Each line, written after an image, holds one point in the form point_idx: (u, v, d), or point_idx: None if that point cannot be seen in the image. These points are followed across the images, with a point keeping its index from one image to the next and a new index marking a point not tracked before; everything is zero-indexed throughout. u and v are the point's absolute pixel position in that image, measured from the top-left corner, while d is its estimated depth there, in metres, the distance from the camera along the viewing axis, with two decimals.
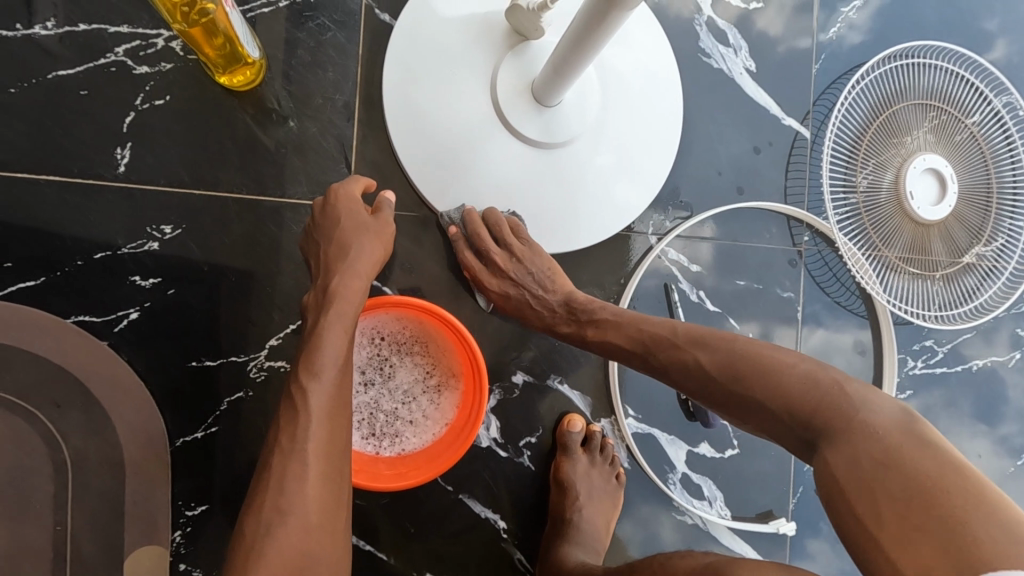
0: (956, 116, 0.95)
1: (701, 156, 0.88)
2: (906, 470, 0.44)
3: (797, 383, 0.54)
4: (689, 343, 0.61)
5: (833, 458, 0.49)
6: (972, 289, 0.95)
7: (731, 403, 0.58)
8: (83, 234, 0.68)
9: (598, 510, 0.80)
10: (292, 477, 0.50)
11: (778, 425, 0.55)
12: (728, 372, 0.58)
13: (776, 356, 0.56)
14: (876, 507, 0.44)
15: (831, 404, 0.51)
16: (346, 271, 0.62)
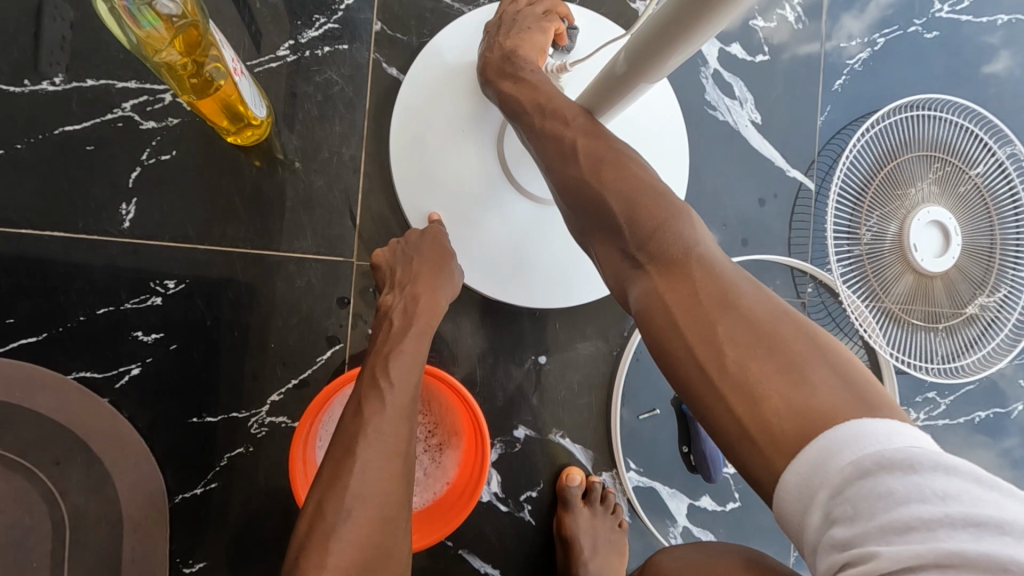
0: (959, 167, 0.95)
1: (706, 208, 0.88)
2: (742, 304, 0.44)
3: (644, 197, 0.51)
4: (567, 150, 0.56)
5: (665, 288, 0.47)
6: (973, 340, 0.95)
7: (580, 213, 0.55)
8: (86, 290, 0.68)
9: (605, 562, 0.79)
10: (366, 460, 0.50)
11: (616, 240, 0.52)
12: (585, 190, 0.54)
13: (634, 168, 0.53)
14: (715, 338, 0.43)
15: (673, 228, 0.49)
16: (427, 297, 0.64)
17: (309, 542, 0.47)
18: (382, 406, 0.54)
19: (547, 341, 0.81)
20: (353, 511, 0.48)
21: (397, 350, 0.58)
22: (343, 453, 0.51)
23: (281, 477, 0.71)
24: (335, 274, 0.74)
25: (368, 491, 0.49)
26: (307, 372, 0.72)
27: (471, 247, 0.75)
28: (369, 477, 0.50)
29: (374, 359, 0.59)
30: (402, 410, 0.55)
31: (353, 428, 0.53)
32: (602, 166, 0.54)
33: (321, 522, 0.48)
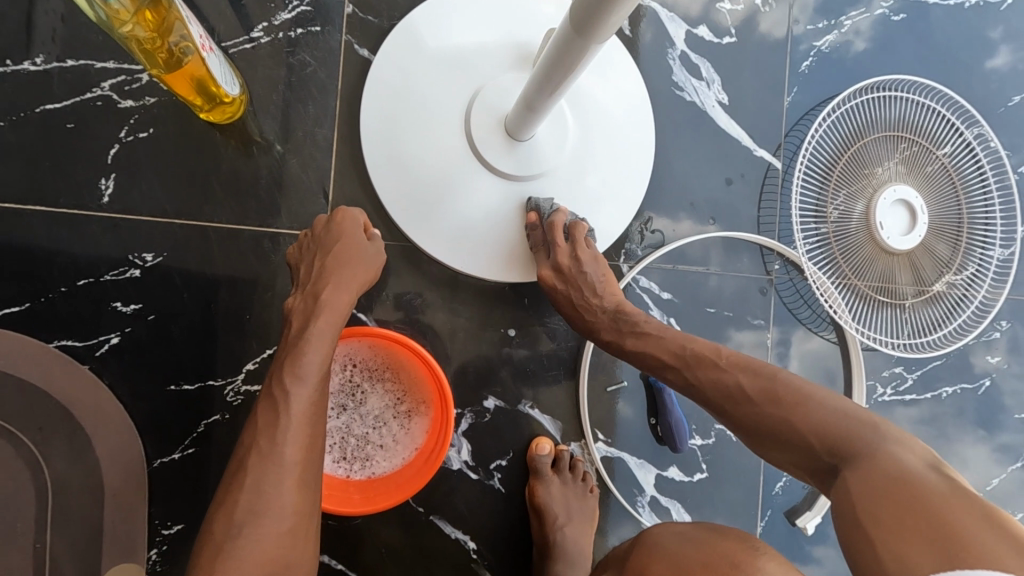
0: (927, 147, 0.97)
1: (673, 187, 0.90)
2: (915, 499, 0.45)
3: (830, 414, 0.53)
4: (736, 363, 0.60)
5: (857, 491, 0.48)
6: (942, 316, 0.97)
7: (754, 424, 0.57)
8: (67, 262, 0.71)
9: (578, 528, 0.82)
10: (270, 478, 0.52)
11: (801, 452, 0.54)
12: (766, 400, 0.56)
13: (811, 386, 0.56)
14: (882, 535, 0.45)
15: (865, 436, 0.51)
16: (334, 293, 0.63)
17: (207, 566, 0.50)
18: (282, 423, 0.54)
19: (517, 316, 0.83)
20: (248, 537, 0.50)
21: (301, 354, 0.58)
22: (236, 471, 0.53)
23: None
24: None
25: (262, 516, 0.51)
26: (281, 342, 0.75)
27: (440, 222, 0.78)
28: (266, 501, 0.51)
29: (279, 362, 0.59)
30: (303, 424, 0.55)
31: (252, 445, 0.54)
32: (780, 387, 0.56)
33: (213, 547, 0.50)
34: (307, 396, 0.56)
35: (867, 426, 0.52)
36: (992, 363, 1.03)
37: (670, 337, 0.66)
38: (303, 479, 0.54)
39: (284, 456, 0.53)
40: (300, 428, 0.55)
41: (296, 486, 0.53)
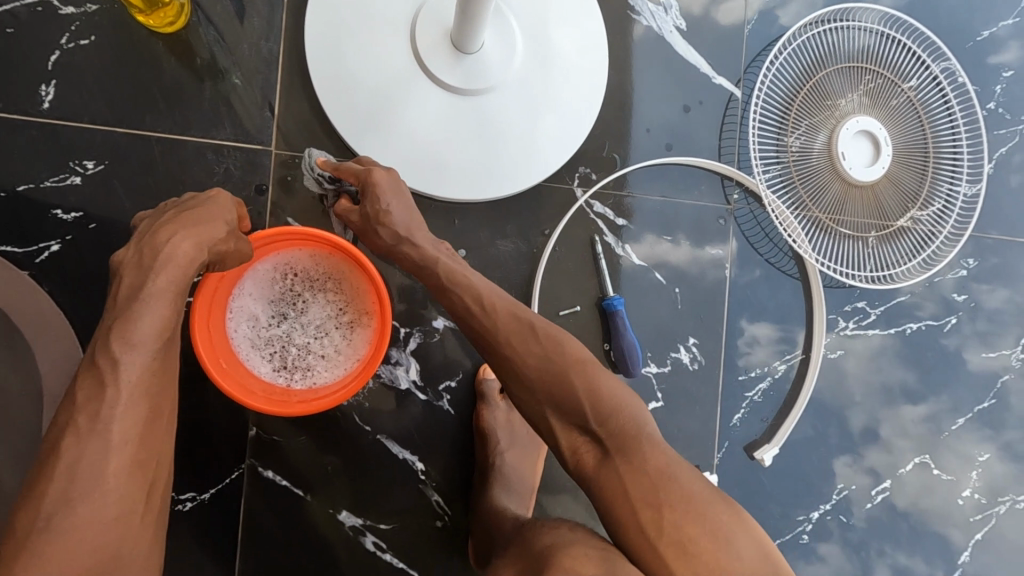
0: (891, 80, 0.96)
1: (629, 112, 0.89)
2: (685, 494, 0.53)
3: (614, 386, 0.57)
4: (536, 349, 0.57)
5: (633, 475, 0.54)
6: (908, 250, 0.95)
7: (541, 391, 0.57)
8: (7, 167, 0.70)
9: (522, 455, 0.81)
10: (88, 463, 0.44)
11: (576, 417, 0.56)
12: (552, 371, 0.56)
13: (588, 357, 0.58)
14: (664, 522, 0.52)
15: (633, 415, 0.56)
16: (179, 246, 0.50)
17: (7, 561, 0.42)
18: (109, 397, 0.45)
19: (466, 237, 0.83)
20: (59, 528, 0.42)
21: (134, 318, 0.47)
22: (50, 451, 0.44)
23: None
24: (252, 162, 0.76)
25: (82, 502, 0.43)
26: None
27: (384, 135, 0.76)
28: (87, 485, 0.43)
29: (105, 325, 0.48)
30: (136, 401, 0.46)
31: (69, 422, 0.44)
32: (563, 348, 0.57)
33: (18, 537, 0.42)
34: (143, 366, 0.47)
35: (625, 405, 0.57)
36: (959, 301, 1.00)
37: (489, 297, 0.61)
38: (139, 460, 0.46)
39: (111, 436, 0.45)
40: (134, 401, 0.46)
41: (126, 470, 0.45)
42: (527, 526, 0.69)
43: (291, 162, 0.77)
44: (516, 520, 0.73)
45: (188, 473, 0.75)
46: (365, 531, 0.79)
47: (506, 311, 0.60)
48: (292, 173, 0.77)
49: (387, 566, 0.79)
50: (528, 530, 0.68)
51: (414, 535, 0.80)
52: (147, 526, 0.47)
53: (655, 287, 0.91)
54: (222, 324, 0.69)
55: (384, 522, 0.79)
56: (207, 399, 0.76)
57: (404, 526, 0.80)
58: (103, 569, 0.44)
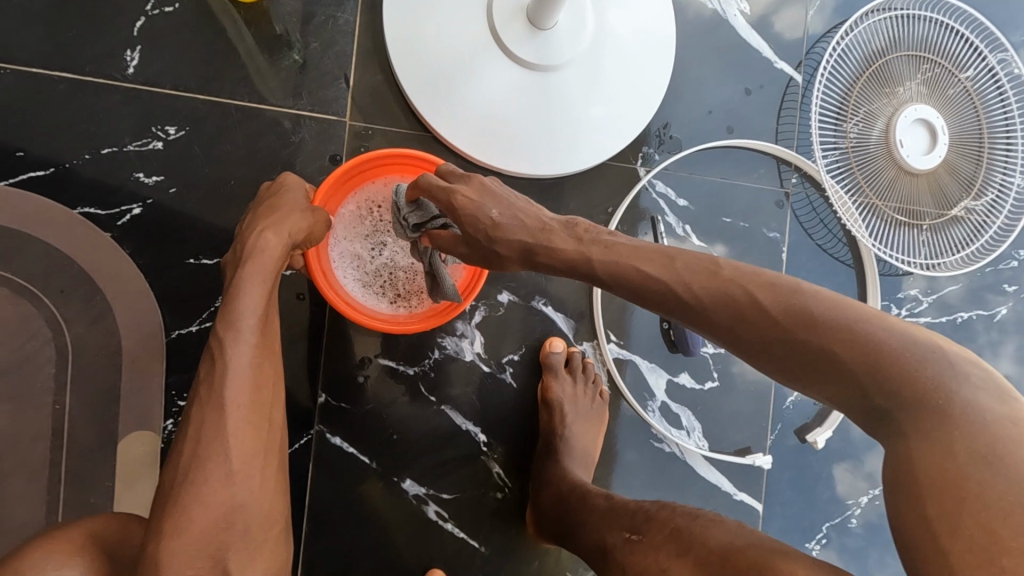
0: (950, 70, 0.92)
1: (691, 95, 0.91)
2: (994, 471, 0.37)
3: (879, 336, 0.43)
4: (751, 309, 0.46)
5: (925, 457, 0.40)
6: (961, 239, 0.93)
7: (779, 353, 0.46)
8: (93, 130, 0.73)
9: (587, 428, 0.82)
10: (210, 428, 0.47)
11: (841, 384, 0.44)
12: (794, 337, 0.45)
13: (845, 305, 0.44)
14: (958, 507, 0.37)
15: (941, 385, 0.41)
16: (265, 235, 0.55)
17: (156, 519, 0.46)
18: (221, 366, 0.48)
19: None
20: (195, 486, 0.46)
21: (235, 298, 0.51)
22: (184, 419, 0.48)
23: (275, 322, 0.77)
24: (326, 133, 0.78)
25: (209, 461, 0.46)
26: None
27: (456, 108, 0.77)
28: (215, 444, 0.47)
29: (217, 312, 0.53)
30: (245, 369, 0.49)
31: (194, 395, 0.48)
32: (821, 314, 0.44)
33: (164, 495, 0.46)
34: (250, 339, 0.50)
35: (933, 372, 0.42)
36: (1010, 292, 1.00)
37: (643, 254, 0.51)
38: (253, 423, 0.49)
39: (226, 399, 0.48)
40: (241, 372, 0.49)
41: (243, 431, 0.48)
42: (657, 514, 0.60)
43: (364, 134, 0.78)
44: (632, 508, 0.64)
45: None
46: (427, 500, 0.81)
47: (692, 272, 0.49)
48: (364, 145, 0.78)
49: (448, 535, 0.81)
50: (666, 516, 0.59)
51: (476, 506, 0.82)
52: (268, 484, 0.50)
53: None
54: (332, 273, 0.73)
55: (445, 491, 0.81)
56: None
57: (465, 496, 0.82)
58: (231, 522, 0.46)
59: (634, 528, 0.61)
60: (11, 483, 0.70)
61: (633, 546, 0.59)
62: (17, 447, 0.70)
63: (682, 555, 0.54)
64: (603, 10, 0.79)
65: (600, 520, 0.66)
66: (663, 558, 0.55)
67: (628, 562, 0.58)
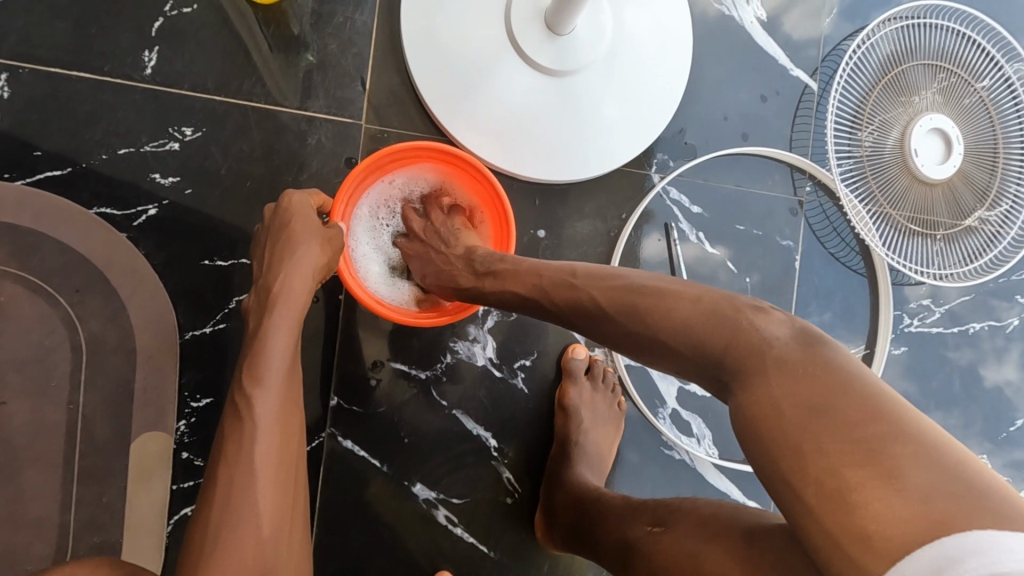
0: (965, 79, 0.90)
1: (707, 102, 0.91)
2: (829, 412, 0.40)
3: (692, 317, 0.48)
4: (609, 317, 0.53)
5: (748, 405, 0.43)
6: (974, 250, 0.90)
7: (643, 351, 0.51)
8: (111, 130, 0.73)
9: (601, 435, 0.82)
10: (240, 485, 0.47)
11: (697, 367, 0.48)
12: (643, 333, 0.51)
13: (669, 296, 0.50)
14: (804, 459, 0.39)
15: (745, 333, 0.46)
16: (295, 279, 0.56)
17: None
18: (250, 427, 0.49)
19: (546, 217, 0.86)
20: (225, 547, 0.45)
21: (263, 350, 0.52)
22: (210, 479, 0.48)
23: None
24: (342, 134, 0.78)
25: (240, 522, 0.46)
26: None
27: (473, 112, 0.77)
28: (242, 509, 0.46)
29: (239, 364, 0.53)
30: (273, 430, 0.50)
31: (218, 459, 0.48)
32: (638, 298, 0.51)
33: (191, 560, 0.45)
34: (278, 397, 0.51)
35: (740, 326, 0.46)
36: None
37: (521, 279, 0.60)
38: (280, 477, 0.49)
39: (256, 462, 0.47)
40: (271, 428, 0.50)
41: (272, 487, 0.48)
42: (679, 506, 0.60)
43: (380, 136, 0.79)
44: (651, 504, 0.65)
45: None
46: (437, 504, 0.81)
47: (553, 283, 0.57)
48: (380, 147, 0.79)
49: (458, 539, 0.81)
50: (689, 507, 0.59)
51: (485, 510, 0.82)
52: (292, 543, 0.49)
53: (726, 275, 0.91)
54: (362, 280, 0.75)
55: (456, 496, 0.81)
56: None
57: (476, 500, 0.82)
58: None
59: (654, 514, 0.63)
60: (24, 481, 0.70)
61: (658, 536, 0.59)
62: (31, 445, 0.70)
63: (712, 540, 0.54)
64: (620, 15, 0.79)
65: (620, 516, 0.66)
66: (691, 544, 0.55)
67: (652, 551, 0.58)
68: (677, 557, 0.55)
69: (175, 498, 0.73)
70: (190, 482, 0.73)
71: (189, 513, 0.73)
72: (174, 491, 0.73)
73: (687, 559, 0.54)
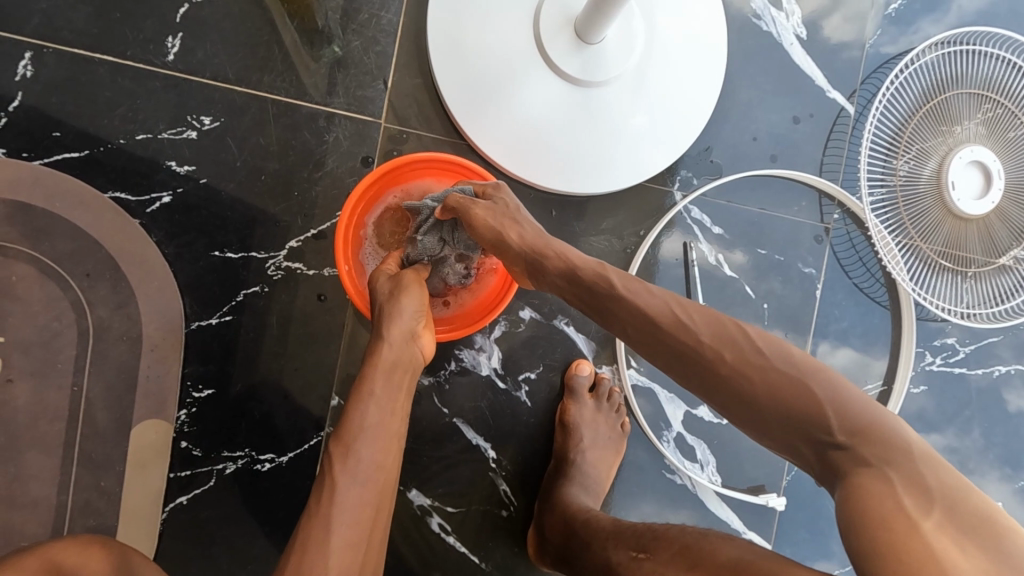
0: (1012, 111, 0.83)
1: (737, 121, 0.88)
2: (968, 497, 0.41)
3: (851, 396, 0.46)
4: (749, 357, 0.48)
5: (898, 476, 0.42)
6: (1004, 291, 0.84)
7: (758, 401, 0.48)
8: (129, 116, 0.73)
9: (601, 456, 0.81)
10: (317, 532, 0.49)
11: (814, 427, 0.46)
12: (786, 381, 0.47)
13: (830, 371, 0.47)
14: (927, 502, 0.41)
15: (896, 425, 0.45)
16: (394, 347, 0.59)
17: None
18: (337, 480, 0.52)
19: (562, 228, 0.84)
20: None
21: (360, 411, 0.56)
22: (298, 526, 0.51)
23: (293, 320, 0.75)
24: (361, 133, 0.77)
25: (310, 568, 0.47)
26: (326, 224, 0.76)
27: (492, 118, 0.75)
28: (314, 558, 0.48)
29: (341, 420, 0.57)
30: (360, 491, 0.52)
31: (309, 509, 0.51)
32: (795, 355, 0.48)
33: None
34: (371, 463, 0.54)
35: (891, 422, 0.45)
36: None
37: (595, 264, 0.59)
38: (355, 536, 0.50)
39: (333, 519, 0.50)
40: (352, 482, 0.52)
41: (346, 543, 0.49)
42: (664, 533, 0.59)
43: (399, 137, 0.77)
44: (637, 529, 0.63)
45: (268, 434, 0.75)
46: (431, 512, 0.80)
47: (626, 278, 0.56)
48: (398, 148, 0.77)
49: (449, 549, 0.80)
50: (675, 534, 0.58)
51: (479, 521, 0.81)
52: None
53: (743, 299, 0.88)
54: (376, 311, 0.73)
55: (451, 505, 0.80)
56: (292, 365, 0.75)
57: (469, 510, 0.81)
58: None
59: (640, 543, 0.60)
60: (24, 461, 0.70)
61: (639, 563, 0.58)
62: (33, 426, 0.71)
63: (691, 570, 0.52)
64: (651, 25, 0.76)
65: (606, 541, 0.65)
66: (672, 573, 0.54)
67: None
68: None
69: (170, 486, 0.73)
70: (187, 472, 0.73)
71: (184, 503, 0.73)
72: (170, 480, 0.73)
73: None
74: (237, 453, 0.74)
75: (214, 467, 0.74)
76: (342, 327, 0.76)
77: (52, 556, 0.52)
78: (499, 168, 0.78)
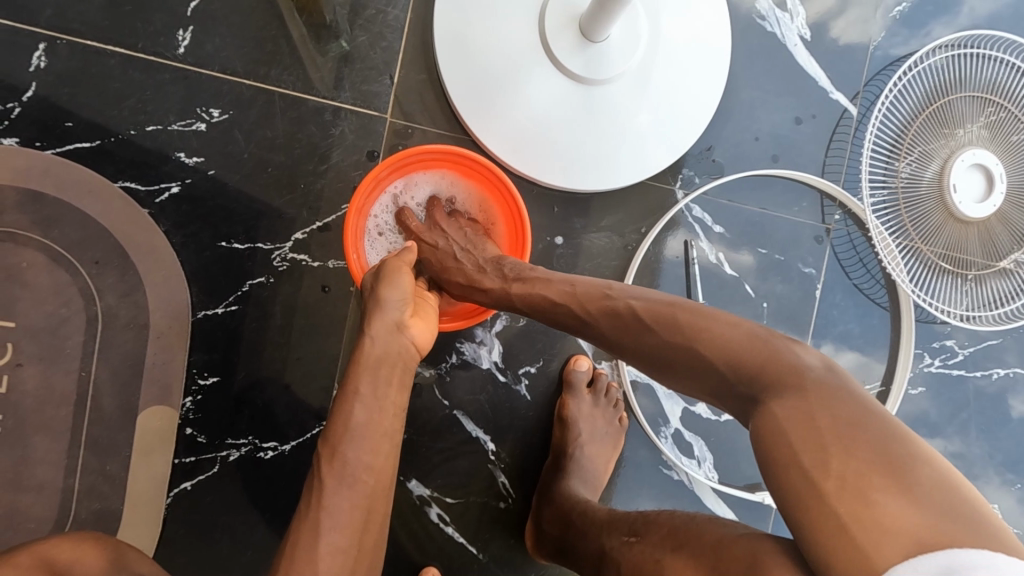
0: (1015, 115, 0.83)
1: (740, 121, 0.89)
2: (863, 426, 0.42)
3: (734, 340, 0.49)
4: (645, 332, 0.54)
5: (795, 418, 0.44)
6: (1003, 295, 0.84)
7: (671, 371, 0.53)
8: (139, 107, 0.74)
9: (599, 451, 0.82)
10: (307, 537, 0.50)
11: (719, 384, 0.50)
12: (677, 346, 0.52)
13: (714, 317, 0.51)
14: (826, 453, 0.41)
15: (782, 355, 0.47)
16: (383, 342, 0.59)
17: None
18: (326, 483, 0.52)
19: (564, 224, 0.85)
20: None
21: (350, 414, 0.55)
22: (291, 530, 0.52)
23: (297, 311, 0.77)
24: (366, 127, 0.78)
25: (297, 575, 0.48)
26: (331, 217, 0.77)
27: (496, 114, 0.76)
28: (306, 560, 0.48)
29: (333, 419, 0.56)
30: (350, 496, 0.52)
31: (301, 512, 0.52)
32: (682, 319, 0.52)
33: None
34: (360, 464, 0.53)
35: (784, 352, 0.48)
36: None
37: (553, 287, 0.62)
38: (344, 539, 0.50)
39: (321, 524, 0.50)
40: (342, 486, 0.52)
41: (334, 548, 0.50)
42: (656, 518, 0.60)
43: (404, 132, 0.79)
44: (630, 516, 0.64)
45: (271, 423, 0.76)
46: (430, 502, 0.81)
47: (587, 297, 0.59)
48: (403, 143, 0.79)
49: (447, 539, 0.81)
50: (666, 518, 0.59)
51: (476, 512, 0.82)
52: None
53: (743, 298, 0.89)
54: None
55: (450, 496, 0.81)
56: (294, 355, 0.77)
57: (468, 501, 0.82)
58: None
59: (632, 530, 0.61)
60: (32, 444, 0.72)
61: (630, 546, 0.59)
62: (41, 410, 0.72)
63: (680, 550, 0.53)
64: (655, 24, 0.76)
65: (602, 529, 0.66)
66: (660, 553, 0.55)
67: (627, 564, 0.58)
68: (644, 565, 0.56)
69: (175, 472, 0.74)
70: (191, 458, 0.75)
71: (188, 488, 0.74)
72: (175, 465, 0.74)
73: (653, 566, 0.54)
74: (240, 441, 0.76)
75: (218, 454, 0.75)
76: (345, 317, 0.77)
77: (44, 552, 0.52)
78: (505, 165, 0.79)
